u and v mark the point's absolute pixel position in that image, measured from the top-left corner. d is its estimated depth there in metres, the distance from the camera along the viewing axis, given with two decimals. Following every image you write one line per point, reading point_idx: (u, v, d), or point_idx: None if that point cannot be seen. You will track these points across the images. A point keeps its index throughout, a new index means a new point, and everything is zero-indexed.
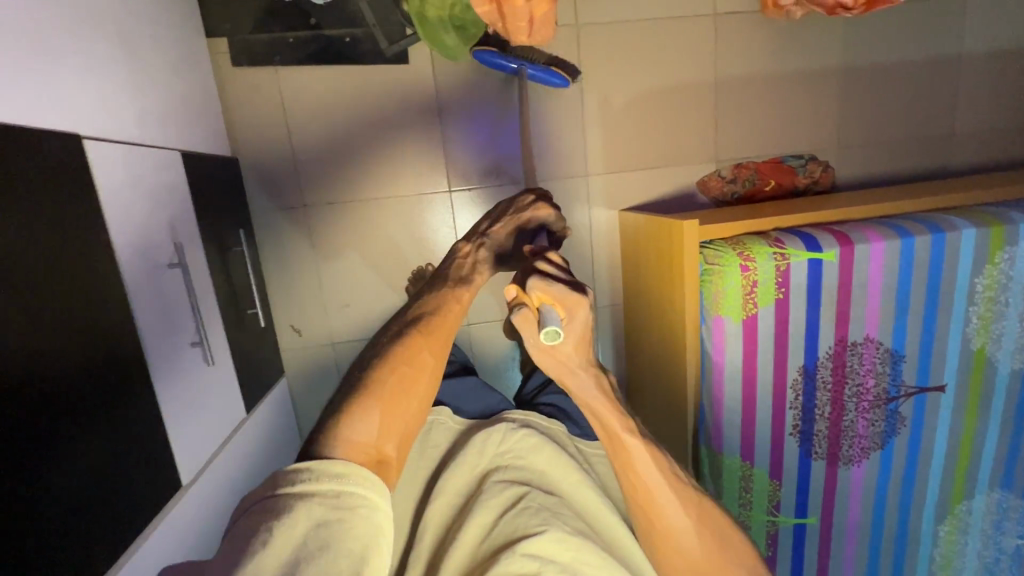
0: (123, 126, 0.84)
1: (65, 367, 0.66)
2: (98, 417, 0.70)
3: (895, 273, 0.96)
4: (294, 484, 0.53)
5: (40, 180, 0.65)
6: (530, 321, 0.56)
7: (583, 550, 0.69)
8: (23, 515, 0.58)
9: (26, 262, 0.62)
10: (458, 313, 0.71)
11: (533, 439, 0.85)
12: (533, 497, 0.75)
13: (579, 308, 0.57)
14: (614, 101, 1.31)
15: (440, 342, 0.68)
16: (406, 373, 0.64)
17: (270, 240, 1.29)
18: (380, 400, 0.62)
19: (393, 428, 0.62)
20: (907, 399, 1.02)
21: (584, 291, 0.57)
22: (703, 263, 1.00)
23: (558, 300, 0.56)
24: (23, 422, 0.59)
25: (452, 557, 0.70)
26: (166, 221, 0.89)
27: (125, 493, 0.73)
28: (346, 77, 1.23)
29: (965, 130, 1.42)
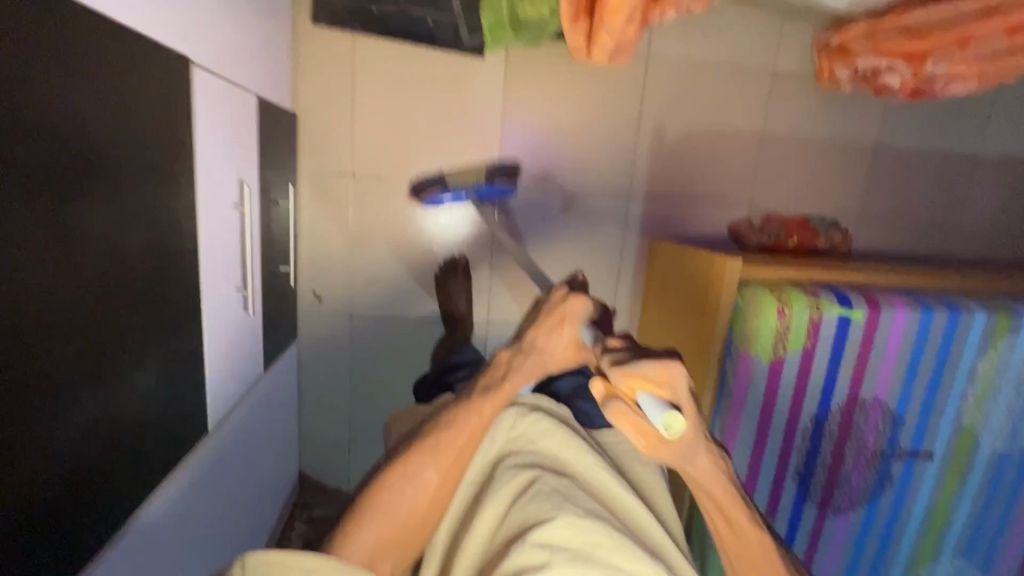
0: (221, 59, 0.83)
1: (137, 292, 0.64)
2: (154, 354, 0.68)
3: (910, 343, 1.03)
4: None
5: (154, 95, 0.64)
6: (630, 409, 0.63)
7: (594, 532, 0.66)
8: (83, 436, 0.56)
9: (121, 162, 0.59)
10: (473, 426, 0.78)
11: (546, 423, 0.81)
12: (545, 482, 0.72)
13: (671, 379, 0.63)
14: (667, 134, 1.37)
15: (447, 459, 0.77)
16: (409, 490, 0.75)
17: (308, 203, 1.27)
18: (380, 517, 0.74)
19: (388, 545, 0.75)
20: (900, 461, 1.09)
21: (666, 365, 0.64)
22: (739, 301, 1.04)
23: (651, 381, 0.63)
24: (88, 325, 0.56)
25: (470, 548, 0.69)
26: (237, 162, 0.87)
27: (159, 432, 0.70)
28: (419, 56, 1.24)
29: (971, 222, 1.53)
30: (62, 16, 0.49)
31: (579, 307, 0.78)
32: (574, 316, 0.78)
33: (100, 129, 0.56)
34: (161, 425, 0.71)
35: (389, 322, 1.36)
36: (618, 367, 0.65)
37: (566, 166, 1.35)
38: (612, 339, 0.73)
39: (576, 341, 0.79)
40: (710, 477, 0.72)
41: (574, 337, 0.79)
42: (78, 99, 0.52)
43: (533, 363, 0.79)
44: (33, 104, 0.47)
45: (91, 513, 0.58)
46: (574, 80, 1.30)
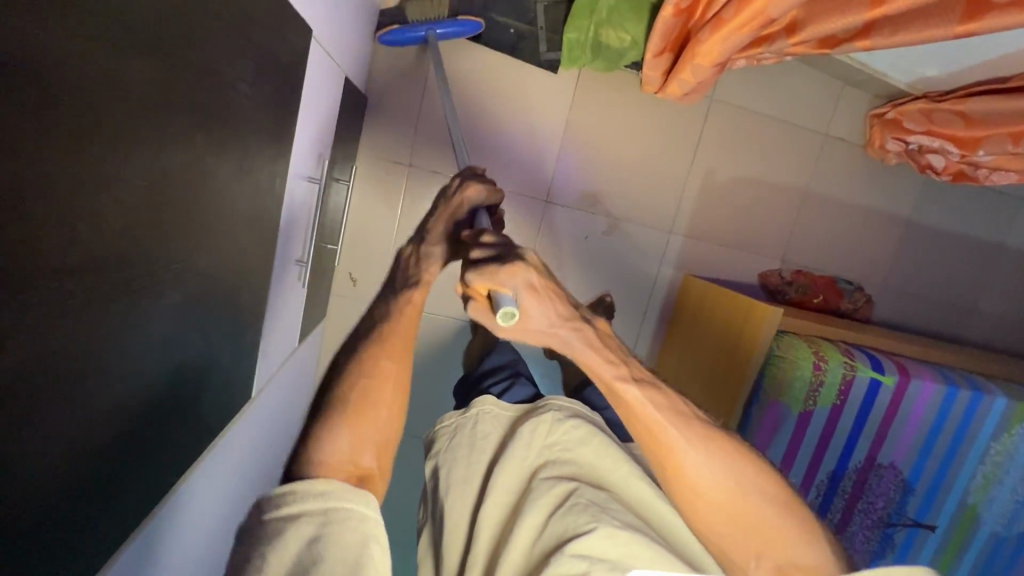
0: (330, 34, 0.84)
1: (235, 250, 0.62)
2: (234, 312, 0.66)
3: (933, 416, 1.06)
4: (281, 507, 0.54)
5: (287, 60, 0.64)
6: (484, 306, 0.52)
7: (636, 546, 0.55)
8: (173, 394, 0.54)
9: (255, 118, 0.59)
10: (412, 316, 0.69)
11: (582, 430, 0.69)
12: (582, 493, 0.60)
13: (517, 275, 0.50)
14: (717, 176, 1.40)
15: (401, 347, 0.67)
16: (368, 384, 0.65)
17: (361, 185, 1.27)
18: (347, 413, 0.63)
19: (368, 442, 0.62)
20: (903, 529, 1.11)
21: (515, 260, 0.50)
22: (775, 348, 1.07)
23: (498, 282, 0.49)
24: (200, 275, 0.54)
25: (508, 560, 0.57)
26: (321, 137, 0.88)
27: (219, 397, 0.68)
28: (495, 62, 1.26)
29: (987, 309, 1.58)
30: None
31: (475, 191, 0.72)
32: (471, 202, 0.72)
33: (254, 85, 0.56)
34: (225, 386, 0.69)
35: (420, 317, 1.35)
36: (470, 265, 0.51)
37: (616, 192, 1.37)
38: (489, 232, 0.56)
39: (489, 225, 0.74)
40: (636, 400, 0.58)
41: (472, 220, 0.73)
42: (244, 53, 0.53)
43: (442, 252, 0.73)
44: (213, 49, 0.47)
45: (159, 471, 0.55)
46: (639, 109, 1.34)
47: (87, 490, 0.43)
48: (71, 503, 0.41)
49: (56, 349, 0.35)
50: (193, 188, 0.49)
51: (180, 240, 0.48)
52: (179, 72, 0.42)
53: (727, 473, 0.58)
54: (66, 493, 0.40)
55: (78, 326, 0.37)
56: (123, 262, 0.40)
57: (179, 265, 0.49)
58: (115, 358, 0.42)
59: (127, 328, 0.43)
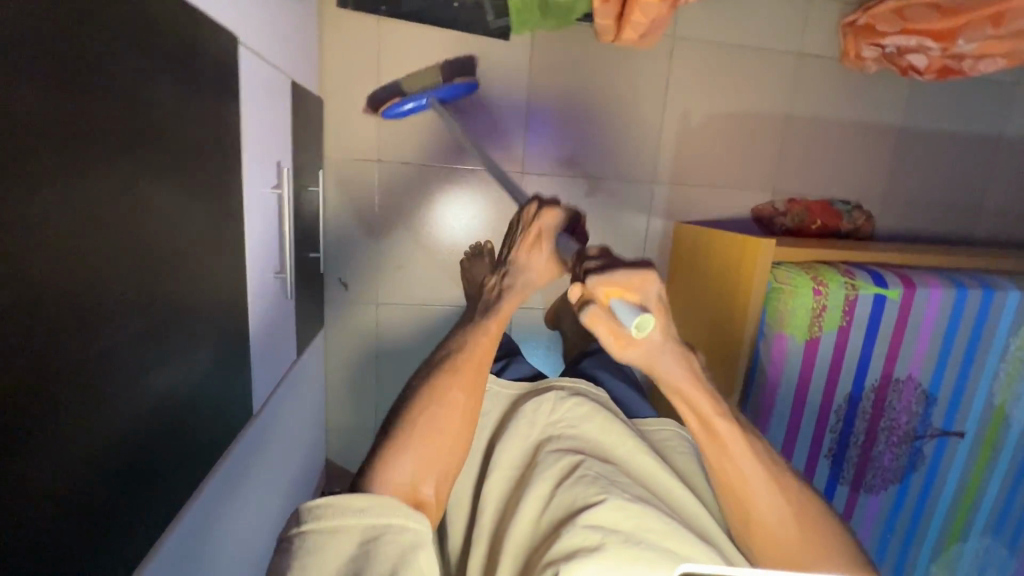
0: (261, 40, 0.82)
1: (195, 272, 0.62)
2: (211, 334, 0.67)
3: (945, 322, 1.03)
4: (319, 520, 0.54)
5: (210, 72, 0.63)
6: (603, 314, 0.54)
7: (648, 516, 0.54)
8: (152, 422, 0.55)
9: (186, 135, 0.59)
10: (486, 345, 0.70)
11: (586, 407, 0.69)
12: (590, 466, 0.59)
13: (646, 286, 0.54)
14: (692, 117, 1.36)
15: (470, 377, 0.67)
16: (438, 415, 0.64)
17: (333, 189, 1.26)
18: (417, 444, 0.62)
19: (431, 466, 0.62)
20: (931, 440, 1.09)
21: (643, 268, 0.54)
22: (772, 281, 1.05)
23: (628, 286, 0.53)
24: (153, 296, 0.54)
25: (514, 534, 0.56)
26: (276, 146, 0.87)
27: (212, 420, 0.68)
28: (444, 40, 1.23)
29: (993, 204, 1.53)
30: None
31: (550, 218, 0.73)
32: (548, 227, 0.73)
33: (174, 100, 0.55)
34: (217, 408, 0.70)
35: (415, 309, 1.35)
36: (592, 271, 0.55)
37: (591, 151, 1.34)
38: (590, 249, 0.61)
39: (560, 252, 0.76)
40: (711, 415, 0.63)
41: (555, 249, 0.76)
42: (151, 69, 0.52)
43: (525, 283, 0.76)
44: (113, 68, 0.46)
45: (154, 491, 0.57)
46: (600, 61, 1.29)
47: (68, 521, 0.44)
48: (62, 526, 0.43)
49: (14, 389, 0.38)
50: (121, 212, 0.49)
51: (120, 266, 0.49)
52: (76, 94, 0.42)
53: (792, 519, 0.62)
54: (41, 529, 0.41)
55: (30, 363, 0.39)
56: (40, 306, 0.40)
57: (127, 294, 0.50)
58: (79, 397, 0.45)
59: (83, 366, 0.45)
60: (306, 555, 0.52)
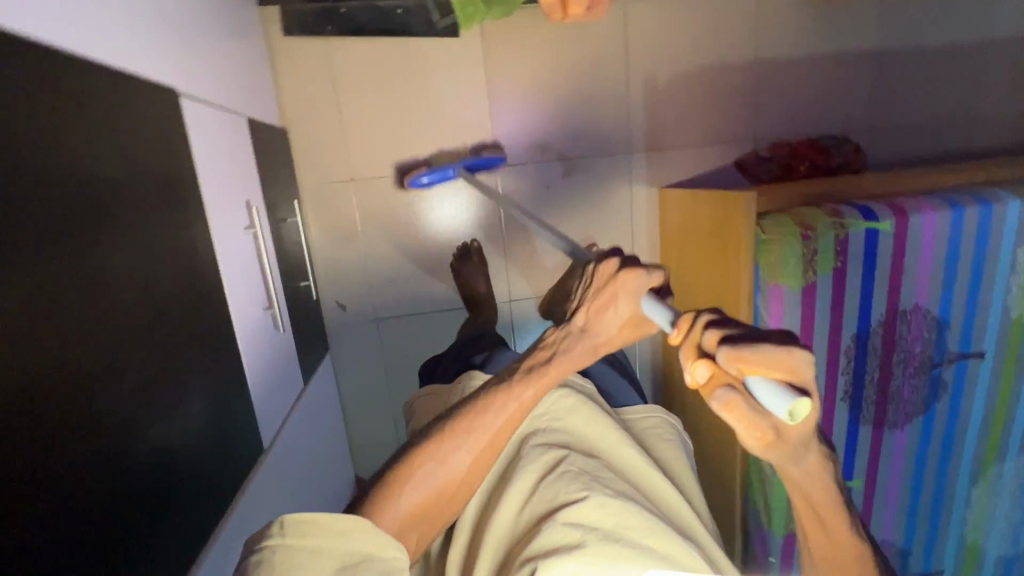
0: (203, 88, 0.83)
1: (172, 330, 0.65)
2: (202, 383, 0.70)
3: (945, 245, 1.00)
4: (296, 534, 0.52)
5: (150, 132, 0.64)
6: (742, 399, 0.46)
7: (627, 513, 0.57)
8: (152, 478, 0.58)
9: (139, 192, 0.60)
10: (514, 415, 0.61)
11: (572, 399, 0.70)
12: (573, 461, 0.62)
13: (796, 364, 0.45)
14: (657, 80, 1.34)
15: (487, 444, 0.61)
16: (438, 473, 0.59)
17: (314, 216, 1.28)
18: (411, 491, 0.59)
19: (420, 517, 0.60)
20: (950, 366, 1.06)
21: (790, 344, 0.45)
22: (760, 234, 1.02)
23: (774, 365, 0.44)
24: (130, 358, 0.56)
25: (497, 527, 0.59)
26: (241, 187, 0.88)
27: (218, 462, 0.72)
28: (395, 49, 1.23)
29: (988, 112, 1.47)
30: (68, 61, 0.52)
31: (631, 281, 0.60)
32: (631, 291, 0.61)
33: (115, 167, 0.57)
34: (220, 451, 0.73)
35: (414, 319, 1.37)
36: (727, 343, 0.45)
37: (562, 133, 1.33)
38: (705, 311, 0.51)
39: (637, 318, 0.63)
40: (830, 509, 0.60)
41: (632, 313, 0.62)
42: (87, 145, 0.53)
43: (584, 346, 0.64)
44: (50, 147, 0.48)
45: (169, 540, 0.60)
46: (554, 41, 1.27)
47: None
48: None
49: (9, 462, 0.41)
50: (90, 273, 0.52)
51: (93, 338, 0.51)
52: (16, 180, 0.44)
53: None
54: None
55: (29, 431, 0.43)
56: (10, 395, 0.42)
57: (110, 349, 0.54)
58: (79, 449, 0.49)
59: (78, 426, 0.49)
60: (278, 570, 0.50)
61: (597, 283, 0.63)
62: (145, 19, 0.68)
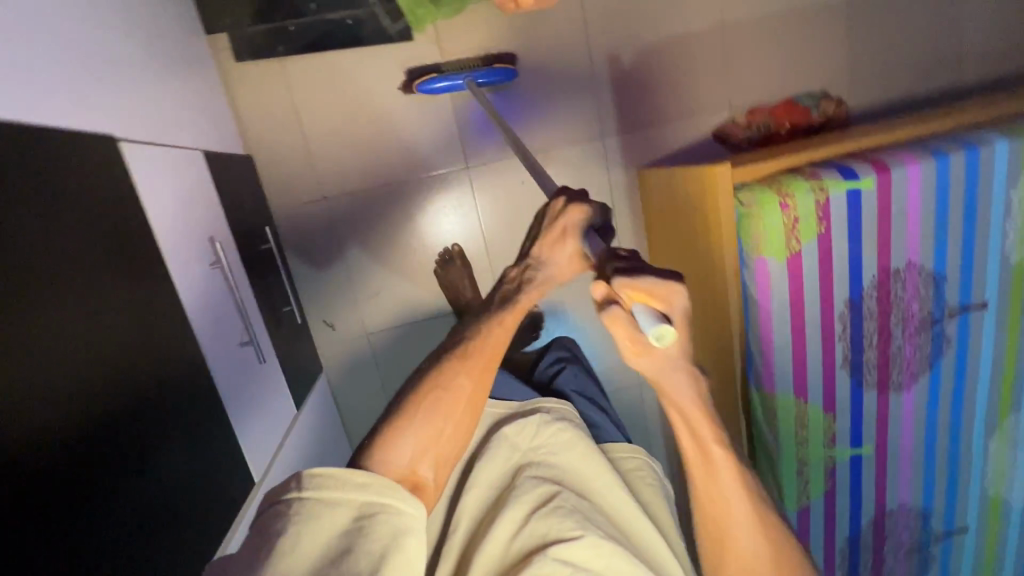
0: (150, 127, 0.82)
1: (128, 379, 0.64)
2: (169, 430, 0.69)
3: (933, 196, 0.96)
4: (316, 488, 0.49)
5: (86, 182, 0.63)
6: (623, 318, 0.54)
7: (618, 557, 0.57)
8: (115, 533, 0.58)
9: (78, 249, 0.60)
10: (499, 338, 0.67)
11: (569, 434, 0.70)
12: (566, 497, 0.61)
13: (673, 297, 0.52)
14: (622, 59, 1.30)
15: (481, 368, 0.65)
16: (443, 398, 0.62)
17: (292, 239, 1.27)
18: (423, 418, 0.61)
19: (433, 445, 0.61)
20: (952, 320, 1.03)
21: (672, 279, 0.52)
22: (738, 207, 0.99)
23: (652, 293, 0.51)
24: (78, 414, 0.56)
25: (485, 552, 0.57)
26: (203, 222, 0.87)
27: (194, 506, 0.71)
28: (349, 61, 1.20)
29: (972, 48, 1.41)
30: None
31: (576, 214, 0.67)
32: (575, 224, 0.68)
33: (42, 215, 0.56)
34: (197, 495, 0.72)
35: (405, 330, 1.36)
36: (622, 271, 0.53)
37: (532, 124, 1.30)
38: (620, 247, 0.58)
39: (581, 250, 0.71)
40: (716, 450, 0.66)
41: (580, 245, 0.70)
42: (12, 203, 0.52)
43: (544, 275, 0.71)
44: None
45: None
46: (512, 32, 1.24)
47: None
48: None
49: None
50: (45, 342, 0.53)
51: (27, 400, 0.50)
52: None
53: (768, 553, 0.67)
54: None
55: None
56: None
57: (73, 410, 0.55)
58: (25, 520, 0.48)
59: (20, 496, 0.48)
60: (297, 522, 0.47)
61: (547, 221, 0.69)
62: (77, 68, 0.66)
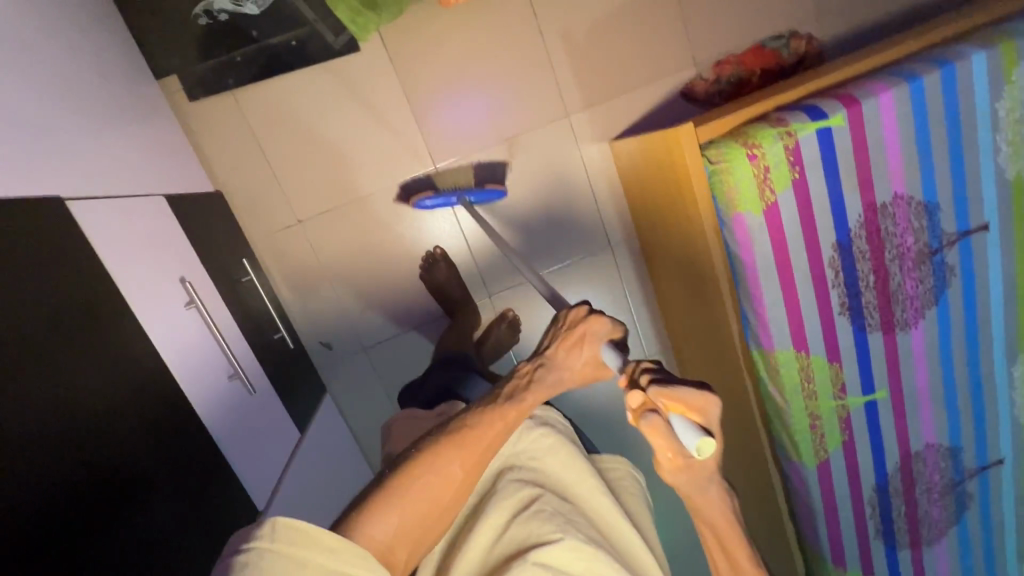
0: (110, 181, 0.84)
1: (102, 429, 0.66)
2: (154, 473, 0.72)
3: (911, 121, 0.91)
4: (282, 543, 0.45)
5: (38, 250, 0.64)
6: (662, 429, 0.50)
7: (597, 561, 0.58)
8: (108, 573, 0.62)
9: (37, 313, 0.62)
10: (494, 436, 0.58)
11: (552, 438, 0.69)
12: (547, 501, 0.61)
13: (709, 408, 0.51)
14: (576, 33, 1.26)
15: (470, 464, 0.56)
16: (426, 487, 0.54)
17: (274, 267, 1.28)
18: (403, 504, 0.53)
19: (409, 533, 0.53)
20: (952, 248, 0.98)
21: (704, 390, 0.52)
22: (708, 166, 0.96)
23: (693, 405, 0.50)
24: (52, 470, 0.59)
25: (465, 559, 0.57)
26: (170, 266, 0.88)
27: (192, 536, 0.75)
28: (300, 81, 1.19)
29: None
30: None
31: (599, 323, 0.61)
32: (597, 335, 0.61)
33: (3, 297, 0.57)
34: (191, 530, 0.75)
35: (400, 339, 1.36)
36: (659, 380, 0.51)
37: (494, 115, 1.28)
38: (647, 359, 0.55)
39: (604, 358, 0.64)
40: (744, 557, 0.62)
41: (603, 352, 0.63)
42: None
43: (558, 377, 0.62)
44: None
45: None
46: (459, 23, 1.22)
47: None
48: None
49: None
50: (11, 401, 0.56)
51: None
52: None
53: None
54: None
55: None
56: None
57: (68, 453, 0.61)
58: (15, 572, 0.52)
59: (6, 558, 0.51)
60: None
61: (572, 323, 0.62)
62: (19, 136, 0.67)
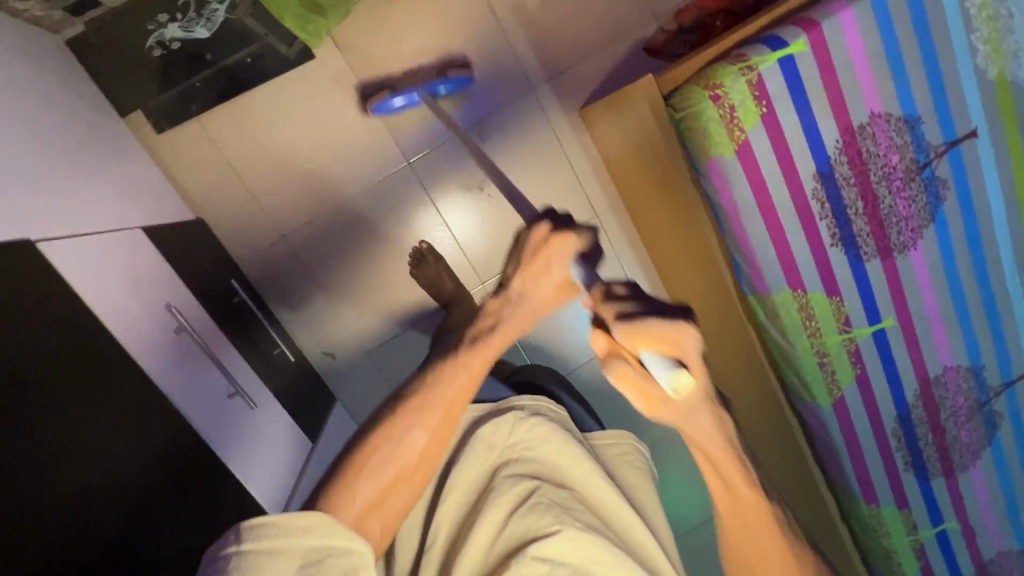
0: (85, 219, 0.84)
1: (91, 460, 0.68)
2: (153, 494, 0.74)
3: (876, 35, 0.88)
4: (258, 539, 0.50)
5: (25, 291, 0.65)
6: (632, 370, 0.57)
7: (592, 547, 0.63)
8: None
9: (28, 358, 0.63)
10: (462, 384, 0.64)
11: (544, 429, 0.74)
12: (544, 492, 0.68)
13: (683, 339, 0.54)
14: (528, 5, 1.24)
15: (437, 422, 0.63)
16: (395, 453, 0.60)
17: (265, 284, 1.30)
18: (369, 477, 0.59)
19: (382, 501, 0.60)
20: (941, 160, 0.94)
21: (679, 321, 0.54)
22: (674, 116, 0.94)
23: (663, 342, 0.54)
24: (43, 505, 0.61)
25: (469, 554, 0.63)
26: (154, 293, 0.89)
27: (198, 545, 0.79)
28: (262, 97, 1.20)
29: None
30: None
31: (561, 246, 0.63)
32: (558, 257, 0.64)
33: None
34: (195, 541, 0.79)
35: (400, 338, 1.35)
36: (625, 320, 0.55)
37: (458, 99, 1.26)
38: (619, 285, 0.57)
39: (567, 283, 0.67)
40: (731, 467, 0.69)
41: (564, 277, 0.66)
42: None
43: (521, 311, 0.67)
44: None
45: None
46: (409, 13, 1.21)
47: None
48: None
49: None
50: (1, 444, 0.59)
51: None
52: None
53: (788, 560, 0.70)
54: None
55: None
56: None
57: (58, 486, 0.63)
58: None
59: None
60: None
61: (527, 254, 0.65)
62: None
